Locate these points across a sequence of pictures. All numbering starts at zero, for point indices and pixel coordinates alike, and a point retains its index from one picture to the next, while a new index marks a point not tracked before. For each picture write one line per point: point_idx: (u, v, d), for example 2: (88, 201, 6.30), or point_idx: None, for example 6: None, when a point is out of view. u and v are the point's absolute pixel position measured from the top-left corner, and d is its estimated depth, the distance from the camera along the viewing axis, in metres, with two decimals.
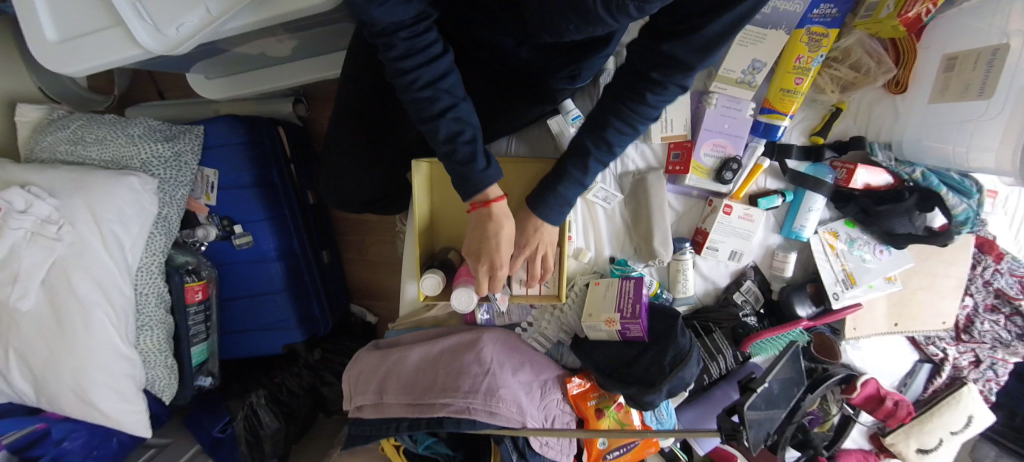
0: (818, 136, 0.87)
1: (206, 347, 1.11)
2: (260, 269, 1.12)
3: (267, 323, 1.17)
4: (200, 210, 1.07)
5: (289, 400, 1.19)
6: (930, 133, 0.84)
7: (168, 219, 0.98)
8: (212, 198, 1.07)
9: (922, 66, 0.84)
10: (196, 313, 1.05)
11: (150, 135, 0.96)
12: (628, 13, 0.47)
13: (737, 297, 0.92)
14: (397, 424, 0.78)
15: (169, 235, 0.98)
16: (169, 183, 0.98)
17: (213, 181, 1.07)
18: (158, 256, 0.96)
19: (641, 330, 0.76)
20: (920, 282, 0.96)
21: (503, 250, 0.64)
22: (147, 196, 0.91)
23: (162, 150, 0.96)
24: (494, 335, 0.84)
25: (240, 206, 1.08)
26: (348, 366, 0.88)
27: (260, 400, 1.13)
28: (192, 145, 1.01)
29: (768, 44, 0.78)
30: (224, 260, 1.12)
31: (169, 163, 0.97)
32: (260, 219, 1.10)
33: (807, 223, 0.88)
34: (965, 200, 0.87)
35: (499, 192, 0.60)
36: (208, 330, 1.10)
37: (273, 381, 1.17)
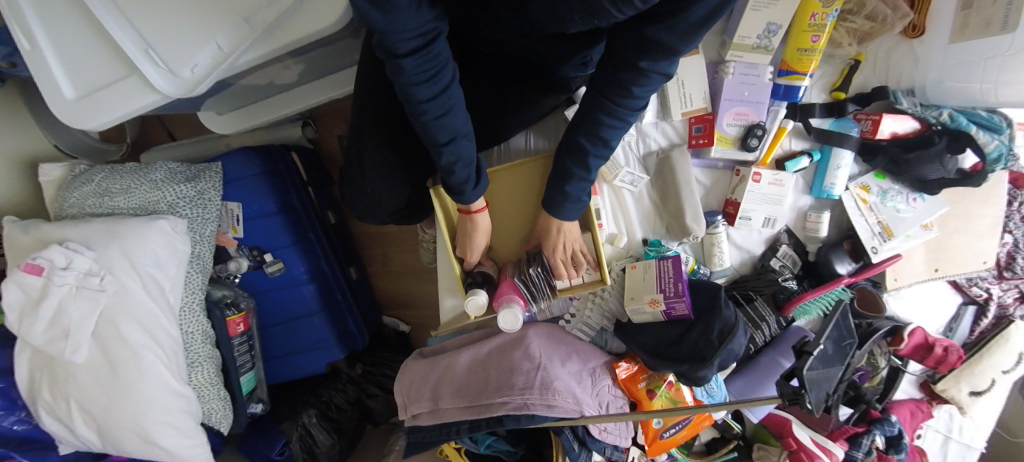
0: (840, 92, 0.86)
1: (253, 375, 1.12)
2: (294, 294, 1.14)
3: (307, 345, 1.19)
4: (230, 244, 1.09)
5: (338, 415, 1.20)
6: (951, 75, 0.83)
7: (201, 256, 0.99)
8: (239, 230, 1.09)
9: (938, 8, 0.81)
10: (241, 344, 1.06)
11: (172, 177, 0.98)
12: (633, 4, 0.41)
13: (773, 264, 0.92)
14: (458, 427, 0.80)
15: (204, 271, 1.00)
16: (197, 221, 0.99)
17: (238, 214, 1.08)
18: (198, 294, 0.97)
19: (686, 307, 0.76)
20: (956, 224, 0.95)
21: (479, 241, 0.74)
22: (178, 237, 0.92)
23: (185, 190, 0.97)
24: (538, 330, 0.83)
25: (268, 235, 1.10)
26: (397, 377, 0.88)
27: (311, 420, 1.15)
28: (213, 181, 1.01)
29: (780, 6, 0.76)
30: (259, 290, 1.14)
31: (194, 202, 0.98)
32: (287, 245, 1.11)
33: (837, 181, 0.87)
34: (996, 137, 0.85)
35: (482, 204, 0.69)
36: (254, 359, 1.11)
37: (321, 400, 1.19)
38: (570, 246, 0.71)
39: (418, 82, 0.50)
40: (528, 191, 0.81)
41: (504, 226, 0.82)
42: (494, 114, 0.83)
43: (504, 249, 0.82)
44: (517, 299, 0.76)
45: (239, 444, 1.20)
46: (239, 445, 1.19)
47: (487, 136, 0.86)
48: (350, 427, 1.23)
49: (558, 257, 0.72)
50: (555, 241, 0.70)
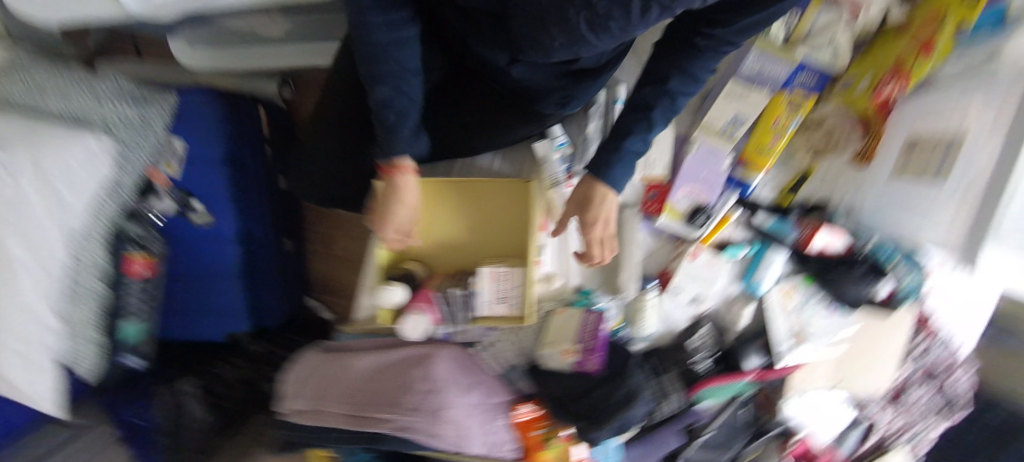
0: (790, 194, 0.94)
1: (143, 327, 0.99)
2: (215, 251, 1.06)
3: (219, 307, 1.12)
4: (160, 180, 0.98)
5: (224, 392, 1.08)
6: (888, 210, 0.87)
7: (121, 184, 0.89)
8: (175, 169, 0.99)
9: (888, 144, 0.86)
10: (137, 289, 0.95)
11: (118, 94, 0.90)
12: (609, 32, 0.48)
13: (692, 342, 0.93)
14: (333, 435, 0.76)
15: (119, 201, 0.89)
16: (131, 146, 0.89)
17: (180, 153, 0.99)
18: (105, 223, 0.86)
19: (598, 363, 0.78)
20: (865, 346, 1.01)
21: (400, 215, 0.62)
22: (102, 156, 0.82)
23: (128, 112, 0.89)
24: (450, 352, 0.78)
25: (206, 184, 1.02)
26: (291, 365, 0.83)
27: (190, 390, 1.04)
28: (162, 112, 0.95)
29: (749, 102, 0.82)
30: (179, 236, 1.04)
31: (133, 126, 0.89)
32: (224, 199, 1.04)
33: (765, 278, 0.92)
34: (913, 273, 0.90)
35: (408, 164, 0.59)
36: (150, 309, 0.99)
37: (209, 370, 1.09)
38: (609, 221, 0.62)
39: None
40: (479, 211, 0.81)
41: (453, 236, 0.83)
42: (463, 131, 0.82)
43: (447, 259, 0.85)
44: (431, 311, 0.75)
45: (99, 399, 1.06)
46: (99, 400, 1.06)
47: (448, 149, 0.85)
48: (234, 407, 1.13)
49: (593, 231, 0.63)
50: (597, 213, 0.60)
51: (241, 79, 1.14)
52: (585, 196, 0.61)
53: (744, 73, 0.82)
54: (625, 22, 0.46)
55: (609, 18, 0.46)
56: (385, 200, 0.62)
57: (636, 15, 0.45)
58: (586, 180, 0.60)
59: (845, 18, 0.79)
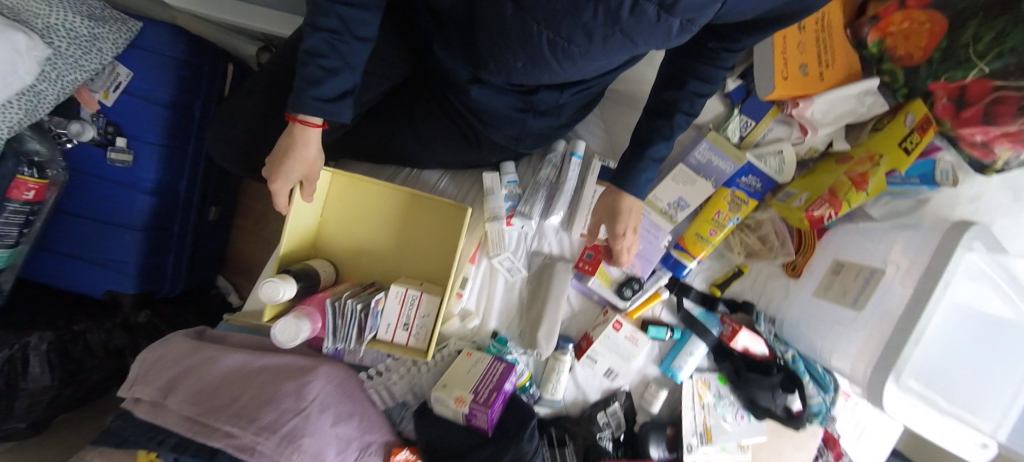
0: (717, 288, 0.93)
1: (8, 256, 0.85)
2: (123, 196, 0.94)
3: (102, 257, 0.96)
4: (89, 105, 0.90)
5: (81, 357, 0.94)
6: (808, 322, 0.88)
7: (39, 95, 0.79)
8: (110, 98, 0.90)
9: (816, 262, 0.90)
10: (15, 212, 0.82)
11: (75, 4, 0.80)
12: (571, 57, 0.50)
13: (600, 417, 0.88)
14: (165, 436, 0.64)
15: (29, 112, 0.79)
16: (66, 60, 0.80)
17: (120, 82, 0.90)
18: (3, 132, 0.77)
19: (487, 420, 0.71)
20: (768, 457, 0.99)
21: (293, 169, 0.57)
22: (26, 60, 0.73)
23: (79, 26, 0.80)
24: (332, 371, 0.72)
25: (137, 119, 0.92)
26: (151, 346, 0.73)
27: (38, 345, 0.88)
28: (119, 36, 0.86)
29: (695, 188, 0.84)
30: (87, 169, 0.92)
31: (77, 41, 0.80)
32: (152, 142, 0.93)
33: (683, 366, 0.89)
34: (822, 393, 0.92)
35: (315, 121, 0.53)
36: (21, 238, 0.86)
37: (70, 326, 0.93)
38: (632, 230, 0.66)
39: None
40: (410, 226, 0.77)
41: (369, 246, 0.78)
42: (416, 142, 0.80)
43: (359, 269, 0.78)
44: (317, 319, 0.66)
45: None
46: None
47: (394, 155, 0.83)
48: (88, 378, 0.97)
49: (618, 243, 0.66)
50: (624, 224, 0.64)
51: (219, 31, 1.09)
52: (609, 207, 0.65)
53: (692, 159, 0.85)
54: (583, 49, 0.48)
55: (570, 41, 0.47)
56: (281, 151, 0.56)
57: (599, 41, 0.47)
58: (608, 192, 0.64)
59: (793, 136, 0.85)
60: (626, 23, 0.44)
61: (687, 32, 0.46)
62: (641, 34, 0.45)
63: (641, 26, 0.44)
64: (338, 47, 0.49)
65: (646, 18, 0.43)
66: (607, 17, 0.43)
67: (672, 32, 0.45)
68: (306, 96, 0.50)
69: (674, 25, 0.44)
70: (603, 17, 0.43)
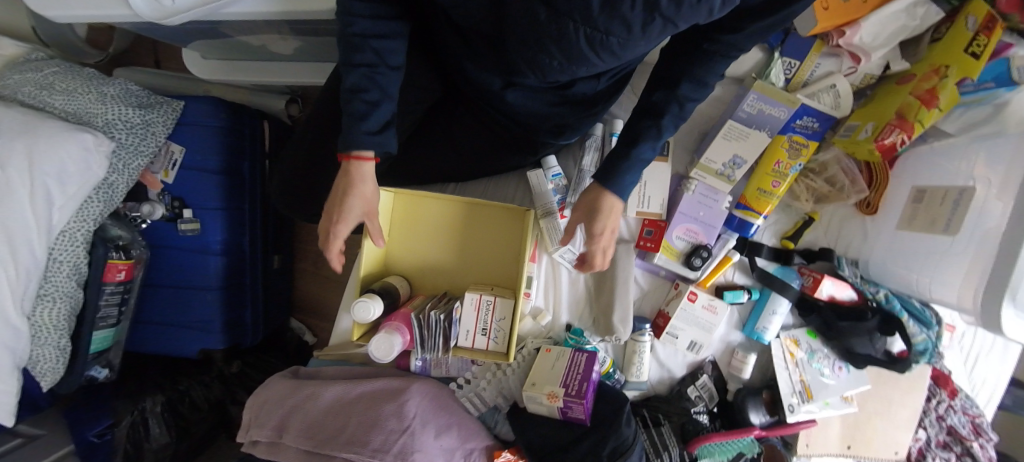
0: (789, 241, 0.88)
1: (112, 334, 0.95)
2: (198, 262, 0.99)
3: (188, 321, 1.02)
4: (153, 186, 0.96)
5: (188, 413, 1.01)
6: (895, 258, 0.82)
7: (113, 186, 0.86)
8: (170, 176, 0.97)
9: (893, 194, 0.84)
10: (112, 294, 0.91)
11: (124, 97, 0.87)
12: (610, 49, 0.48)
13: (691, 392, 0.87)
14: None
15: (109, 203, 0.86)
16: (128, 150, 0.87)
17: (177, 159, 0.96)
18: (89, 223, 0.83)
19: (584, 411, 0.71)
20: (876, 407, 0.93)
21: (353, 206, 0.58)
22: (98, 157, 0.79)
23: (132, 116, 0.87)
24: (424, 387, 0.73)
25: (196, 190, 0.97)
26: (256, 391, 0.77)
27: (153, 407, 0.95)
28: (166, 118, 0.92)
29: (749, 142, 0.80)
30: (162, 243, 0.99)
31: (134, 130, 0.87)
32: (213, 209, 0.98)
33: (769, 327, 0.86)
34: (925, 330, 0.85)
35: (369, 155, 0.56)
36: (121, 315, 0.95)
37: (175, 387, 1.00)
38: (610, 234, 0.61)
39: (373, 31, 0.52)
40: (473, 238, 0.78)
41: (431, 263, 0.79)
42: (461, 157, 0.82)
43: (427, 286, 0.80)
44: (405, 333, 0.68)
45: (61, 408, 0.98)
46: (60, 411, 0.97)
47: (442, 174, 0.84)
48: (200, 430, 1.04)
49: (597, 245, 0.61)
50: (603, 226, 0.59)
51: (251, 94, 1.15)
52: (591, 209, 0.59)
53: (742, 112, 0.80)
54: (623, 37, 0.46)
55: (609, 33, 0.46)
56: (338, 191, 0.57)
57: (638, 30, 0.45)
58: (590, 191, 0.60)
59: (845, 68, 0.78)
60: (665, 9, 0.43)
61: (730, 7, 0.45)
62: (684, 17, 0.44)
63: (682, 9, 0.43)
64: (375, 79, 0.54)
65: (686, 0, 0.42)
66: (647, 5, 0.42)
67: (715, 9, 0.44)
68: (357, 132, 0.54)
69: (717, 3, 0.44)
70: (642, 6, 0.42)
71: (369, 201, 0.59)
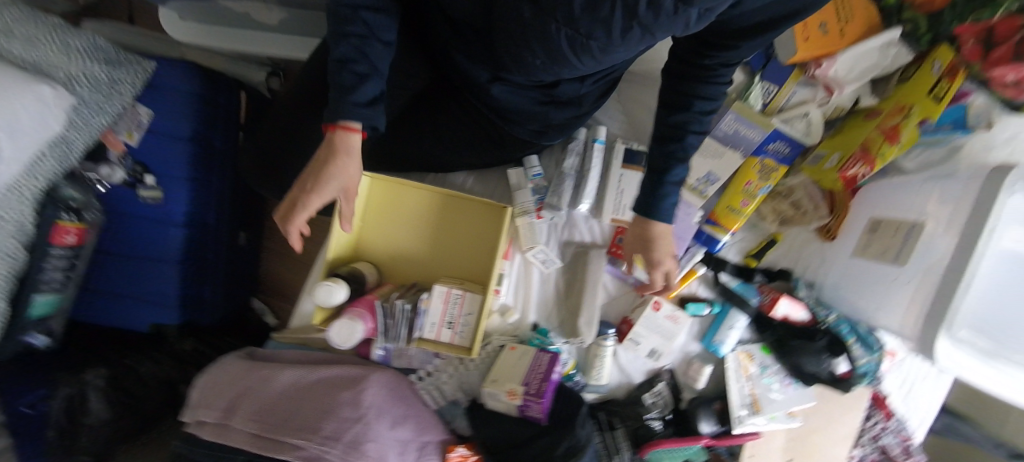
0: (752, 259, 0.91)
1: (56, 300, 0.89)
2: (157, 232, 0.96)
3: (143, 292, 0.99)
4: (115, 147, 0.90)
5: (137, 390, 0.96)
6: (848, 284, 0.87)
7: (69, 144, 0.81)
8: (135, 139, 0.91)
9: (852, 221, 0.88)
10: (59, 258, 0.85)
11: (90, 51, 0.81)
12: (591, 53, 0.49)
13: (647, 398, 0.89)
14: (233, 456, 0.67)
15: (62, 161, 0.82)
16: (89, 107, 0.82)
17: (143, 122, 0.91)
18: (39, 182, 0.79)
19: (541, 410, 0.72)
20: (819, 422, 0.98)
21: (332, 184, 0.50)
22: (57, 113, 0.74)
23: (97, 72, 0.81)
24: (383, 378, 0.73)
25: (162, 157, 0.93)
26: (206, 370, 0.74)
27: (96, 382, 0.90)
28: (135, 78, 0.87)
29: (723, 161, 0.83)
30: (122, 210, 0.95)
31: (98, 87, 0.82)
32: (179, 176, 0.94)
33: (726, 340, 0.89)
34: (867, 354, 0.88)
35: (358, 127, 0.50)
36: (67, 281, 0.89)
37: (121, 360, 0.96)
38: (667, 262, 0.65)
39: None
40: (448, 229, 0.78)
41: (403, 251, 0.79)
42: (441, 146, 0.80)
43: (397, 274, 0.79)
44: (368, 320, 0.68)
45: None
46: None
47: (421, 162, 0.83)
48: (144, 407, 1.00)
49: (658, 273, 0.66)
50: (661, 258, 0.64)
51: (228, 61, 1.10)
52: (649, 246, 0.63)
53: (719, 131, 0.84)
54: (604, 42, 0.47)
55: (590, 37, 0.46)
56: (317, 165, 0.50)
57: (618, 36, 0.46)
58: (638, 223, 0.64)
59: (819, 97, 0.82)
60: (643, 17, 0.43)
61: (707, 20, 0.45)
62: (660, 27, 0.44)
63: (659, 19, 0.42)
64: (363, 51, 0.50)
65: (663, 10, 0.41)
66: (625, 13, 0.42)
67: (692, 22, 0.43)
68: (346, 103, 0.49)
69: (693, 17, 0.43)
70: (621, 12, 0.43)
71: (351, 181, 0.52)
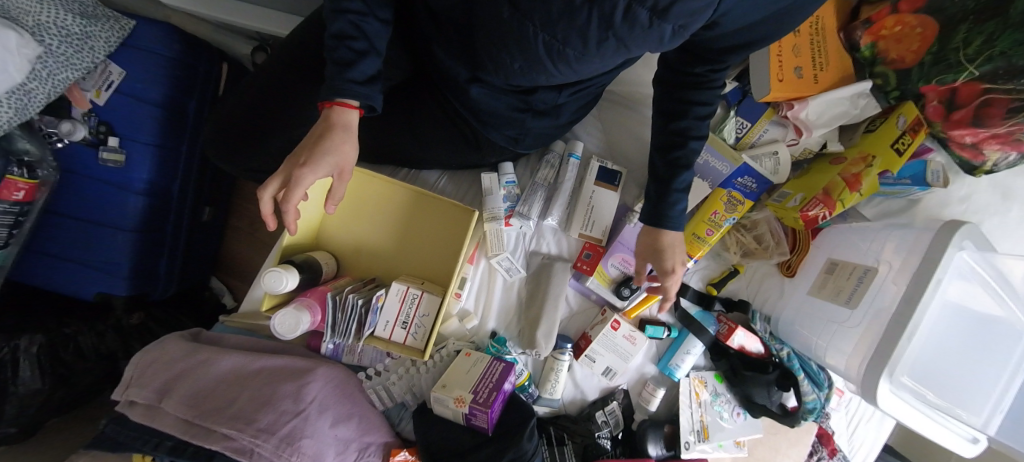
0: (713, 288, 0.93)
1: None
2: (116, 199, 0.92)
3: (91, 259, 0.94)
4: (80, 104, 0.88)
5: (72, 361, 0.93)
6: (801, 320, 0.89)
7: (30, 95, 0.78)
8: (102, 98, 0.89)
9: (811, 260, 0.91)
10: (4, 213, 0.81)
11: (66, 2, 0.79)
12: (566, 60, 0.50)
13: (598, 416, 0.89)
14: (160, 441, 0.65)
15: (19, 111, 0.78)
16: (57, 60, 0.80)
17: (113, 81, 0.89)
18: None
19: (488, 420, 0.71)
20: (764, 453, 1.00)
21: (326, 160, 0.49)
22: (15, 57, 0.74)
23: (70, 23, 0.79)
24: (330, 372, 0.71)
25: (129, 119, 0.90)
26: (145, 348, 0.72)
27: (29, 347, 0.87)
28: (111, 34, 0.85)
29: (692, 188, 0.86)
30: (77, 169, 0.91)
31: (70, 40, 0.80)
32: (145, 143, 0.92)
33: (681, 364, 0.91)
34: (816, 390, 0.92)
35: (355, 104, 0.51)
36: (9, 238, 0.85)
37: (61, 329, 0.92)
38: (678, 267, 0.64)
39: None
40: (413, 226, 0.77)
41: (365, 244, 0.78)
42: (415, 141, 0.80)
43: (357, 266, 0.79)
44: (317, 312, 0.67)
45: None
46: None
47: (394, 154, 0.83)
48: (79, 381, 0.95)
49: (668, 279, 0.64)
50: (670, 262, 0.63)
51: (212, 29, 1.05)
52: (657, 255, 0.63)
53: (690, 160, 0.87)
54: (581, 50, 0.48)
55: (566, 44, 0.47)
56: (310, 140, 0.49)
57: (593, 45, 0.47)
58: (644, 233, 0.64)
59: (789, 137, 0.84)
60: (619, 29, 0.44)
61: (681, 38, 0.46)
62: (635, 39, 0.45)
63: (634, 30, 0.44)
64: (362, 29, 0.51)
65: (638, 23, 0.43)
66: (602, 24, 0.43)
67: (666, 37, 0.45)
68: (342, 79, 0.50)
69: (667, 31, 0.44)
70: (598, 23, 0.43)
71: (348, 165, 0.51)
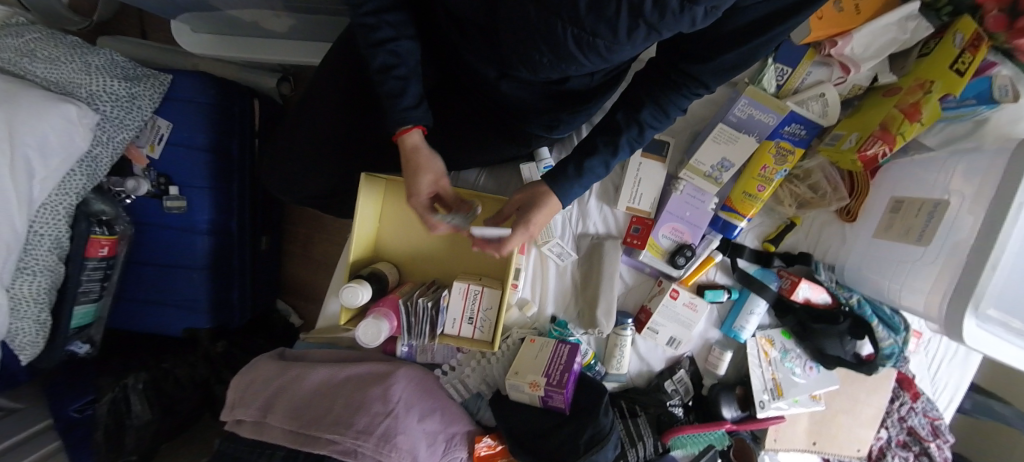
0: (770, 244, 0.92)
1: (93, 310, 0.95)
2: (183, 241, 0.98)
3: (171, 299, 1.02)
4: (139, 161, 0.94)
5: (172, 392, 1.01)
6: (869, 264, 0.85)
7: (96, 160, 0.84)
8: (156, 151, 0.94)
9: (872, 202, 0.87)
10: (95, 269, 0.90)
11: (109, 69, 0.84)
12: (597, 52, 0.48)
13: (668, 385, 0.90)
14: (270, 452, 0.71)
15: (91, 177, 0.84)
16: (114, 123, 0.84)
17: (163, 134, 0.94)
18: (72, 198, 0.82)
19: (564, 401, 0.73)
20: (844, 404, 0.97)
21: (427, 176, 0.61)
22: (80, 129, 0.77)
23: (118, 88, 0.84)
24: (409, 373, 0.76)
25: (183, 168, 0.96)
26: (240, 373, 0.77)
27: (135, 384, 0.95)
28: (154, 91, 0.90)
29: (738, 146, 0.82)
30: (144, 219, 0.98)
31: (120, 103, 0.85)
32: (201, 186, 0.97)
33: (746, 325, 0.89)
34: (893, 335, 0.88)
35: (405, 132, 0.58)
36: (103, 291, 0.95)
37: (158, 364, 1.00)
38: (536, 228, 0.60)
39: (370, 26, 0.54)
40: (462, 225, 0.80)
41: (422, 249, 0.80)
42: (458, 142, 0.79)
43: (417, 271, 0.81)
44: (392, 319, 0.69)
45: (41, 384, 0.97)
46: (40, 387, 0.96)
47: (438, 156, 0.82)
48: (182, 408, 1.04)
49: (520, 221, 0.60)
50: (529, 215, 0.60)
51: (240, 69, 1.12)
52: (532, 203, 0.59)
53: (732, 116, 0.82)
54: (611, 40, 0.46)
55: (596, 35, 0.46)
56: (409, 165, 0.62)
57: (623, 34, 0.45)
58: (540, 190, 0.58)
59: (835, 77, 0.79)
60: (649, 15, 0.42)
61: (713, 18, 0.44)
62: (667, 26, 0.44)
63: (665, 18, 0.43)
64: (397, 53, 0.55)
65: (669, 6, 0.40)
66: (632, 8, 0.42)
67: (697, 19, 0.43)
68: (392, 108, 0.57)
69: (699, 13, 0.42)
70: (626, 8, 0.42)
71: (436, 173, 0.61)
